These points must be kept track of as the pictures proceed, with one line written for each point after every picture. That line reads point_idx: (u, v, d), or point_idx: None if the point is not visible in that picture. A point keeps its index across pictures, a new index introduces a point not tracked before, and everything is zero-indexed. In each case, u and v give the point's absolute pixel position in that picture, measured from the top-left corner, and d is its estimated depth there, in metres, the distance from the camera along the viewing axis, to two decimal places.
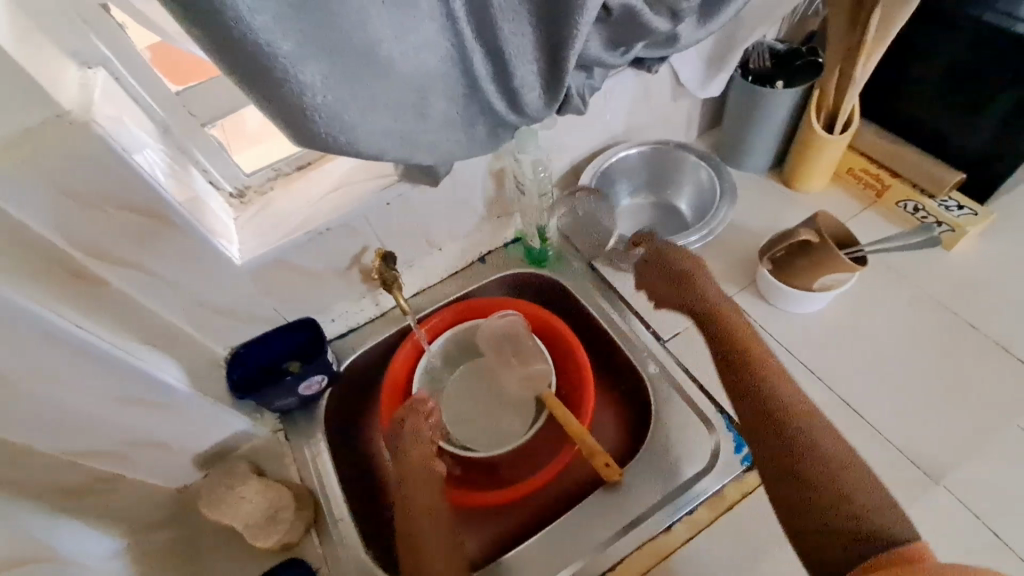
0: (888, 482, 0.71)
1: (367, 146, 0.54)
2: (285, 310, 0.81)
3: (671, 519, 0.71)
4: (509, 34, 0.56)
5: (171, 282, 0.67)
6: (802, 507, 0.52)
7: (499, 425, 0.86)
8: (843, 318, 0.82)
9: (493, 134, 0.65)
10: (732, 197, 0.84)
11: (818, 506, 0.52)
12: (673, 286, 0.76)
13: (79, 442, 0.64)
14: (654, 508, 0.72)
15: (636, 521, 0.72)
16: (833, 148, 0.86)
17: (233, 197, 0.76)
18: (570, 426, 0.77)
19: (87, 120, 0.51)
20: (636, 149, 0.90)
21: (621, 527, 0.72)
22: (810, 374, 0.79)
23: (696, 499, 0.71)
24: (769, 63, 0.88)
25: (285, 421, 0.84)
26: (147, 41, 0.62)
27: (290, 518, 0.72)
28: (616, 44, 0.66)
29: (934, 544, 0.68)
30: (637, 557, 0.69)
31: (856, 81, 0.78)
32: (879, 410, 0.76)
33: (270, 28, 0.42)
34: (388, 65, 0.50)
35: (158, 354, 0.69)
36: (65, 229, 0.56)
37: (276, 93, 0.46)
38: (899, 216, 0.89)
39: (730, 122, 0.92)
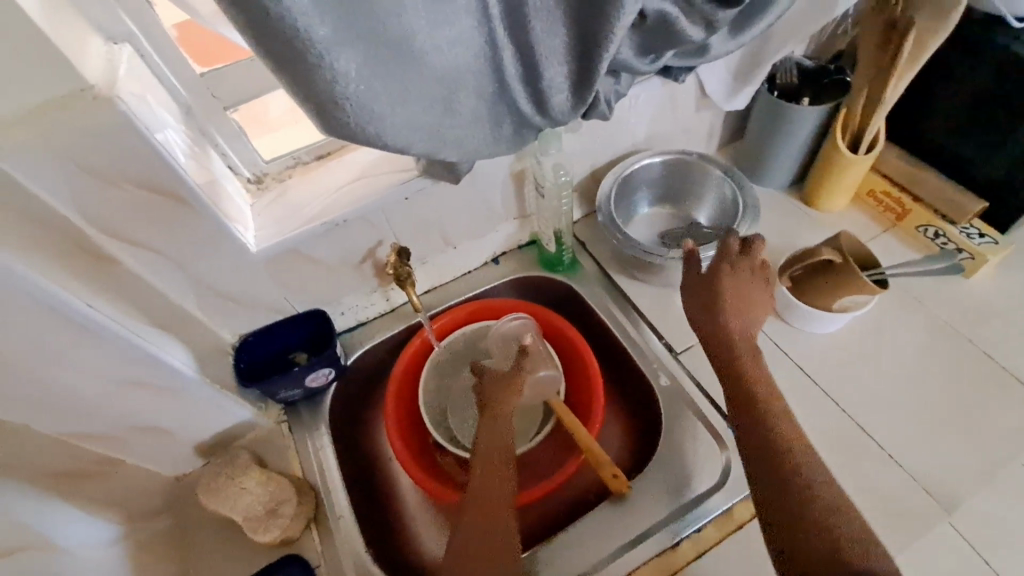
0: (899, 510, 0.70)
1: (394, 140, 0.52)
2: (295, 300, 0.80)
3: (678, 536, 0.69)
4: (542, 34, 0.55)
5: (183, 266, 0.66)
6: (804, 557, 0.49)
7: None
8: (859, 340, 0.81)
9: (519, 135, 0.64)
10: (754, 215, 0.82)
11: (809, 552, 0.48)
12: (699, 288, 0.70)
13: (78, 423, 0.62)
14: (660, 525, 0.71)
15: (641, 536, 0.71)
16: (857, 168, 0.85)
17: (250, 183, 0.75)
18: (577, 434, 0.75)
19: (110, 95, 0.50)
20: (659, 157, 0.88)
21: (625, 541, 0.71)
22: (824, 395, 0.77)
23: (701, 518, 0.70)
24: (796, 79, 0.87)
25: (289, 412, 0.82)
26: (175, 19, 0.61)
27: (292, 512, 0.70)
28: (647, 51, 0.65)
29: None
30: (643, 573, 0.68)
31: (885, 104, 0.77)
32: (893, 435, 0.74)
33: (309, 12, 0.41)
34: (422, 57, 0.49)
35: (166, 338, 0.67)
36: (82, 205, 0.55)
37: (308, 80, 0.45)
38: (918, 241, 0.89)
39: (754, 136, 0.91)
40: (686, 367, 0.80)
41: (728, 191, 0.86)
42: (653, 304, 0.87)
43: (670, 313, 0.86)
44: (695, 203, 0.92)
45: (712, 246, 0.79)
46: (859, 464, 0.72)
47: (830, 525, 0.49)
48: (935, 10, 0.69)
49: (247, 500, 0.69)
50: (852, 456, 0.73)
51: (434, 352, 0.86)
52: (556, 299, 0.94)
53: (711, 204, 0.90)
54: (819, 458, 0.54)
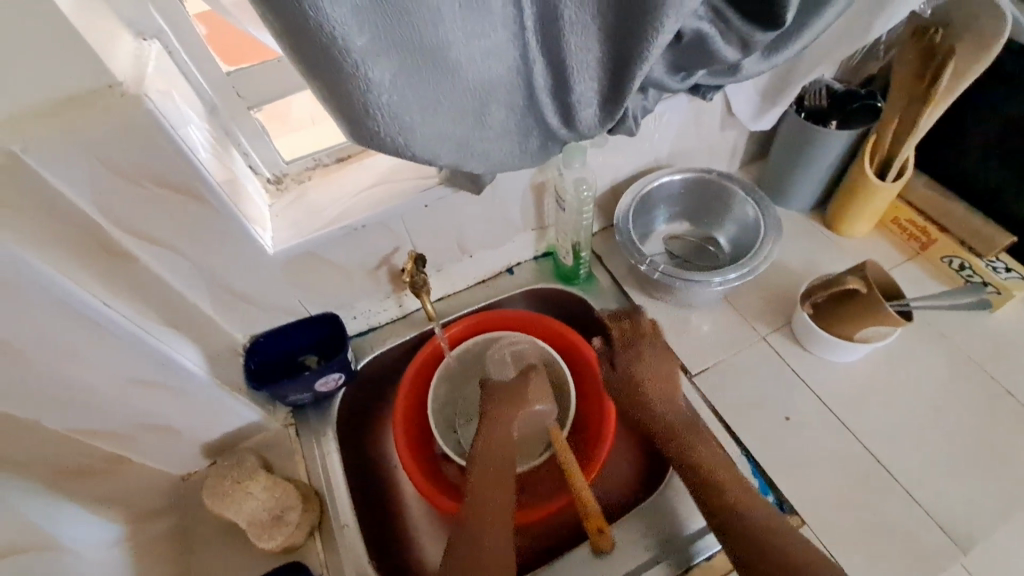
0: (915, 548, 0.68)
1: (421, 150, 0.51)
2: (309, 303, 0.79)
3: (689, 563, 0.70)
4: (575, 48, 0.54)
5: (200, 265, 0.65)
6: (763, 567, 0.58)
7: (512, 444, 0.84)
8: (878, 371, 0.79)
9: (544, 148, 0.63)
10: (776, 237, 0.79)
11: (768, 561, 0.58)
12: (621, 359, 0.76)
13: (88, 419, 0.62)
14: (665, 554, 0.71)
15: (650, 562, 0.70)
16: (883, 195, 0.84)
17: (270, 183, 0.75)
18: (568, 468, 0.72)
19: (137, 93, 0.49)
20: (680, 175, 0.86)
21: (624, 572, 0.70)
22: (841, 427, 0.75)
23: (711, 548, 0.70)
24: (825, 102, 0.85)
25: (297, 415, 0.82)
26: (197, 8, 0.59)
27: (296, 520, 0.70)
28: (679, 69, 0.64)
29: None
30: None
31: (919, 130, 0.76)
32: (911, 472, 0.73)
33: (348, 21, 0.40)
34: (454, 68, 0.48)
35: (180, 337, 0.67)
36: (103, 202, 0.54)
37: (340, 88, 0.44)
38: (942, 272, 0.87)
39: (779, 157, 0.90)
40: (700, 389, 0.79)
41: (749, 212, 0.83)
42: (669, 322, 0.86)
43: (685, 332, 0.84)
44: (715, 223, 0.90)
45: (733, 268, 0.76)
46: (874, 498, 0.71)
47: (769, 534, 0.60)
48: (976, 41, 0.68)
49: (252, 505, 0.67)
50: (868, 489, 0.72)
51: (444, 362, 0.84)
52: (570, 313, 0.93)
53: (731, 224, 0.88)
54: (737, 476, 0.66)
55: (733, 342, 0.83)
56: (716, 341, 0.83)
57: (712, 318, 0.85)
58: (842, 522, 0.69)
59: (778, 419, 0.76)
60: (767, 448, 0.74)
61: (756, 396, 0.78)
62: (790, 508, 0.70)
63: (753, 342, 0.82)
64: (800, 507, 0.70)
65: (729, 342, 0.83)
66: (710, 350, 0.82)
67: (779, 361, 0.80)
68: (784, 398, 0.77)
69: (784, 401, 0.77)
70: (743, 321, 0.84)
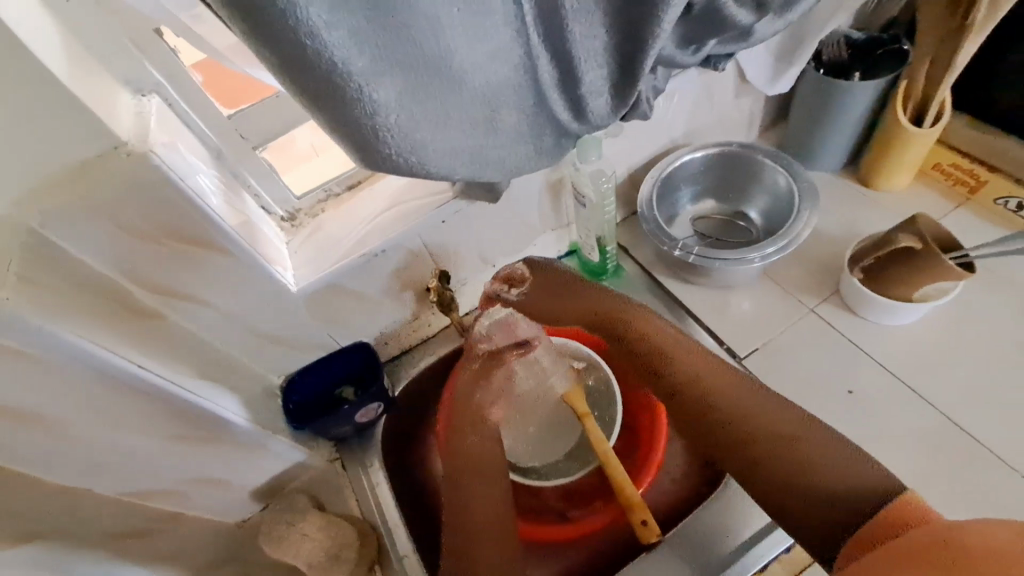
0: (1007, 513, 0.64)
1: (436, 167, 0.49)
2: (337, 334, 0.77)
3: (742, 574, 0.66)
4: (582, 36, 0.51)
5: (229, 313, 0.64)
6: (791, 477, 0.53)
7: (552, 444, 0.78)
8: (942, 330, 0.74)
9: (559, 146, 0.59)
10: (814, 203, 0.75)
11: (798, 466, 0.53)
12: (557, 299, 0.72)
13: (139, 481, 0.62)
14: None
15: None
16: (920, 142, 0.78)
17: (284, 221, 0.73)
18: (603, 453, 0.70)
19: (144, 150, 0.48)
20: (700, 153, 0.82)
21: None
22: (910, 395, 0.71)
23: (760, 560, 0.67)
24: (845, 53, 0.80)
25: (341, 449, 0.81)
26: (195, 60, 0.57)
27: (353, 557, 0.70)
28: (689, 42, 0.60)
29: None
30: None
31: (955, 68, 0.70)
32: (995, 433, 0.68)
33: (344, 42, 0.38)
34: (460, 76, 0.46)
35: (217, 388, 0.66)
36: (123, 266, 0.53)
37: (344, 111, 0.42)
38: (997, 214, 0.81)
39: (801, 118, 0.85)
40: (752, 372, 0.75)
41: (782, 181, 0.79)
42: (707, 305, 0.82)
43: (726, 316, 0.80)
44: (746, 197, 0.85)
45: (770, 243, 0.73)
46: (960, 469, 0.66)
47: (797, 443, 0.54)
48: None
49: (308, 547, 0.68)
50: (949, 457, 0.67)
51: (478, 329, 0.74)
52: None
53: (762, 195, 0.83)
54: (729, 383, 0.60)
55: (779, 319, 0.79)
56: (760, 321, 0.79)
57: (752, 297, 0.81)
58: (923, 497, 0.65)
59: (839, 393, 0.72)
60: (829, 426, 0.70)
61: (812, 375, 0.74)
62: None
63: (801, 315, 0.78)
64: None
65: (774, 319, 0.79)
66: (756, 330, 0.78)
67: (832, 332, 0.76)
68: (841, 369, 0.74)
69: (843, 374, 0.73)
70: (786, 295, 0.80)
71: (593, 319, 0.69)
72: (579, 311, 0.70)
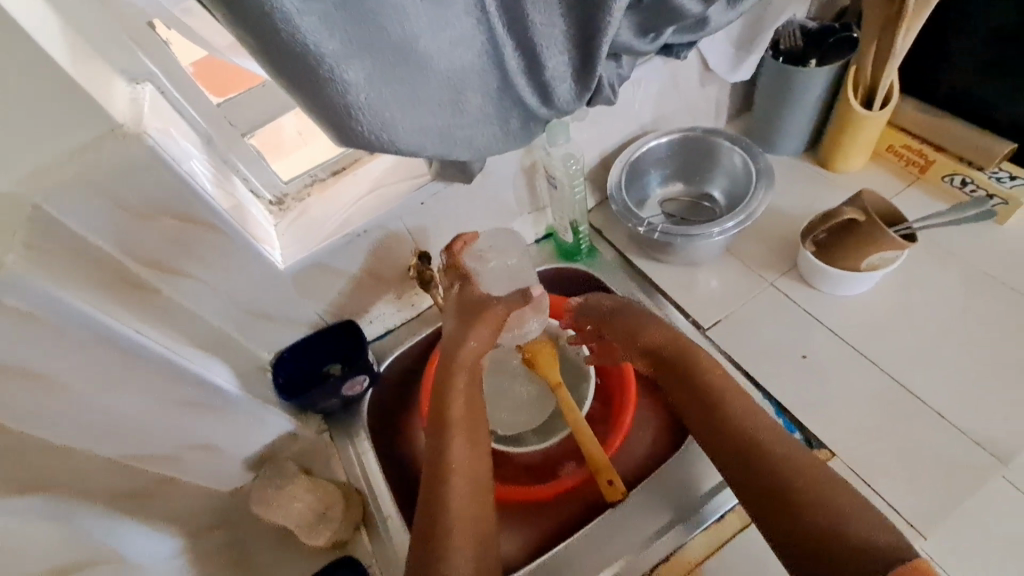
0: (951, 465, 0.68)
1: (406, 145, 0.54)
2: (324, 312, 0.82)
3: (710, 518, 0.72)
4: (542, 25, 0.55)
5: (220, 290, 0.69)
6: (797, 514, 0.54)
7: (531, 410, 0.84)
8: (891, 300, 0.79)
9: (527, 129, 0.64)
10: (769, 179, 0.80)
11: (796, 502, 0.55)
12: (620, 321, 0.75)
13: (136, 445, 0.66)
14: (681, 517, 0.72)
15: (676, 520, 0.72)
16: (872, 124, 0.83)
17: (272, 205, 0.77)
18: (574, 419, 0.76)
19: (139, 132, 0.52)
20: (665, 137, 0.87)
21: (653, 529, 0.72)
22: (862, 360, 0.76)
23: (722, 507, 0.72)
24: (800, 42, 0.85)
25: (329, 421, 0.85)
26: (191, 55, 0.63)
27: (341, 516, 0.75)
28: (646, 31, 0.65)
29: (992, 524, 0.65)
30: (678, 559, 0.70)
31: (896, 53, 0.75)
32: (941, 393, 0.72)
33: (315, 28, 0.43)
34: (426, 61, 0.50)
35: (210, 359, 0.70)
36: (120, 241, 0.58)
37: (320, 92, 0.47)
38: (945, 192, 0.86)
39: (762, 105, 0.90)
40: (715, 342, 0.80)
41: (738, 160, 0.85)
42: (675, 282, 0.86)
43: (694, 290, 0.85)
44: (708, 177, 0.90)
45: (730, 218, 0.78)
46: (905, 426, 0.71)
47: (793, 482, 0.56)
48: None
49: (298, 508, 0.72)
50: (896, 415, 0.72)
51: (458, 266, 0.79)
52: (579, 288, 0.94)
53: (722, 175, 0.88)
54: (749, 407, 0.64)
55: (742, 293, 0.83)
56: (724, 295, 0.84)
57: (719, 274, 0.86)
58: (872, 452, 0.70)
59: (794, 359, 0.77)
60: (785, 389, 0.75)
61: (770, 342, 0.79)
62: (819, 443, 0.71)
63: (763, 289, 0.83)
64: (828, 441, 0.71)
65: (738, 294, 0.83)
66: (720, 304, 0.83)
67: (790, 304, 0.81)
68: (797, 338, 0.78)
69: (799, 341, 0.78)
70: (748, 271, 0.85)
71: (660, 346, 0.71)
72: (645, 336, 0.72)
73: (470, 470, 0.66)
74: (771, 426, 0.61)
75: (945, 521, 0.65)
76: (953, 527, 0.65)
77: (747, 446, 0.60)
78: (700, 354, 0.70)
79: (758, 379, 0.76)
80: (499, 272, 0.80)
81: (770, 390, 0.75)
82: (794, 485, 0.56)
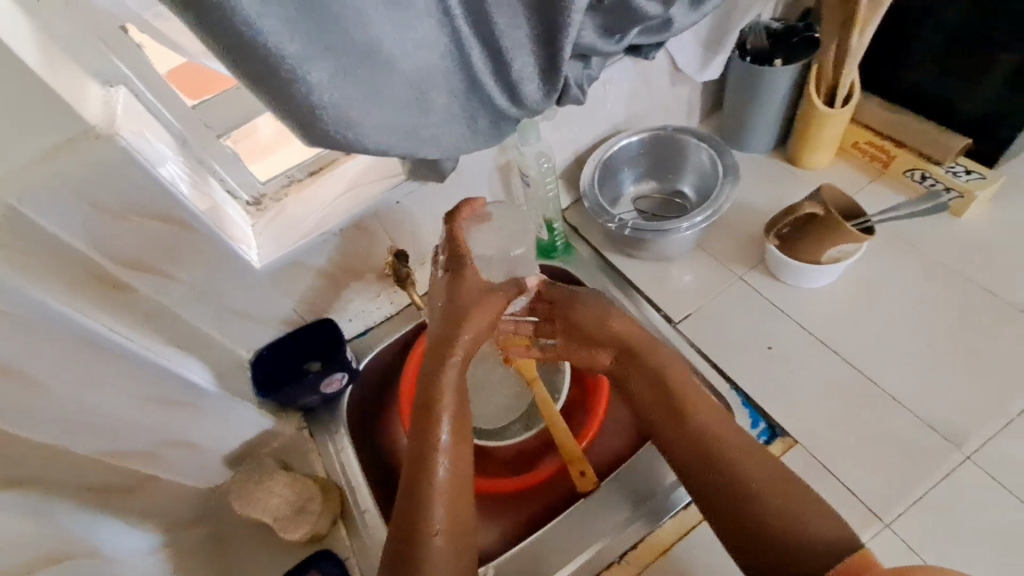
0: (910, 450, 0.70)
1: (373, 144, 0.56)
2: (302, 310, 0.83)
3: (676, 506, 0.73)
4: (506, 27, 0.57)
5: (195, 288, 0.70)
6: (753, 514, 0.57)
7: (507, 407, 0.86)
8: (854, 292, 0.82)
9: (496, 128, 0.66)
10: (735, 175, 0.83)
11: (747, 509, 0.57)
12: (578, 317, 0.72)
13: (113, 442, 0.67)
14: (643, 510, 0.74)
15: (640, 512, 0.74)
16: (835, 121, 0.85)
17: (249, 205, 0.78)
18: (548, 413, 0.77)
19: (111, 133, 0.53)
20: (636, 136, 0.89)
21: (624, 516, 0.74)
22: (826, 350, 0.78)
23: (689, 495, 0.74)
24: (766, 42, 0.88)
25: (309, 418, 0.87)
26: (165, 61, 0.64)
27: (319, 510, 0.75)
28: (611, 32, 0.67)
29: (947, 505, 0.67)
30: (643, 549, 0.72)
31: (852, 51, 0.78)
32: (902, 381, 0.75)
33: (276, 30, 0.44)
34: (389, 61, 0.52)
35: (187, 357, 0.71)
36: (94, 239, 0.59)
37: (284, 91, 0.48)
38: (907, 186, 0.89)
39: (732, 104, 0.92)
40: (684, 334, 0.82)
41: (706, 157, 0.87)
42: (648, 277, 0.88)
43: (666, 285, 0.87)
44: (679, 174, 0.92)
45: (699, 213, 0.80)
46: (867, 413, 0.73)
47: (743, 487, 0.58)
48: None
49: (275, 501, 0.74)
50: (858, 402, 0.74)
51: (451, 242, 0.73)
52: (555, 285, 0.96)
53: (692, 172, 0.91)
54: (710, 411, 0.65)
55: (711, 287, 0.85)
56: (695, 289, 0.86)
57: (691, 269, 0.88)
58: (834, 439, 0.72)
59: (760, 351, 0.79)
60: (752, 380, 0.77)
61: (738, 334, 0.81)
62: (782, 431, 0.73)
63: (732, 282, 0.85)
64: (792, 429, 0.73)
65: (707, 287, 0.85)
66: (690, 298, 0.85)
67: (758, 296, 0.83)
68: (764, 329, 0.81)
69: (766, 333, 0.80)
70: (718, 265, 0.87)
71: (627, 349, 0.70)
72: (608, 334, 0.71)
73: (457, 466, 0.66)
74: (727, 431, 0.62)
75: (902, 504, 0.67)
76: (909, 509, 0.67)
77: (703, 454, 0.62)
78: (668, 361, 0.69)
79: (727, 370, 0.78)
80: (495, 259, 0.77)
81: (737, 381, 0.77)
82: (745, 490, 0.58)
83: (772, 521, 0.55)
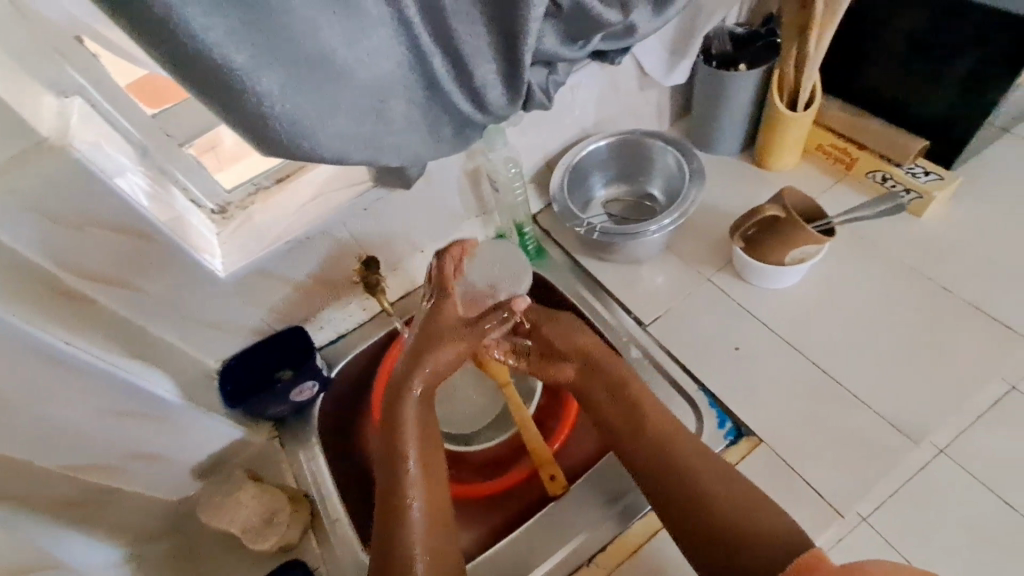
0: (871, 446, 0.71)
1: (331, 151, 0.56)
2: (271, 319, 0.83)
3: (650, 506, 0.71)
4: (465, 35, 0.57)
5: (159, 298, 0.69)
6: (713, 517, 0.58)
7: (480, 414, 0.86)
8: (818, 292, 0.83)
9: (460, 135, 0.67)
10: (701, 178, 0.84)
11: (705, 514, 0.59)
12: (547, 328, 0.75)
13: (75, 457, 0.66)
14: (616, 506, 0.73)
15: (614, 508, 0.73)
16: (799, 124, 0.87)
17: (215, 214, 0.77)
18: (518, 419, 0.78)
19: (64, 145, 0.52)
20: (604, 140, 0.89)
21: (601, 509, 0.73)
22: (791, 350, 0.79)
23: None
24: (730, 47, 0.90)
25: (280, 426, 0.87)
26: (128, 78, 0.64)
27: (287, 520, 0.75)
28: (573, 38, 0.67)
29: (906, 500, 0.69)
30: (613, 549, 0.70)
31: (811, 58, 0.79)
32: (864, 378, 0.76)
33: (224, 41, 0.44)
34: (345, 71, 0.52)
35: (151, 368, 0.70)
36: (48, 251, 0.58)
37: (236, 101, 0.48)
38: (870, 187, 0.90)
39: (698, 108, 0.93)
40: (653, 336, 0.83)
41: (673, 160, 0.88)
42: (618, 279, 0.89)
43: (637, 287, 0.88)
44: (648, 177, 0.93)
45: (666, 216, 0.81)
46: (831, 411, 0.74)
47: (700, 495, 0.60)
48: None
49: (244, 513, 0.73)
50: (822, 401, 0.75)
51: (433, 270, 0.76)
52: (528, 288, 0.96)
53: (659, 175, 0.92)
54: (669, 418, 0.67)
55: (680, 289, 0.86)
56: (664, 290, 0.87)
57: (662, 271, 0.89)
58: (799, 437, 0.73)
59: (727, 351, 0.80)
60: (719, 380, 0.78)
61: (706, 335, 0.82)
62: (747, 430, 0.75)
63: (700, 284, 0.86)
64: (758, 427, 0.74)
65: (676, 289, 0.86)
66: (660, 300, 0.86)
67: (725, 298, 0.84)
68: (731, 330, 0.82)
69: (733, 333, 0.81)
70: (686, 267, 0.88)
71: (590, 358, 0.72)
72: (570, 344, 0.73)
73: (424, 482, 0.65)
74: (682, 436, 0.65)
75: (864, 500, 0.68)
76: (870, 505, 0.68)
77: (669, 461, 0.63)
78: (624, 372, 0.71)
79: (695, 371, 0.79)
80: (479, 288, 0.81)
81: (705, 382, 0.78)
82: (707, 497, 0.60)
83: (732, 529, 0.57)
